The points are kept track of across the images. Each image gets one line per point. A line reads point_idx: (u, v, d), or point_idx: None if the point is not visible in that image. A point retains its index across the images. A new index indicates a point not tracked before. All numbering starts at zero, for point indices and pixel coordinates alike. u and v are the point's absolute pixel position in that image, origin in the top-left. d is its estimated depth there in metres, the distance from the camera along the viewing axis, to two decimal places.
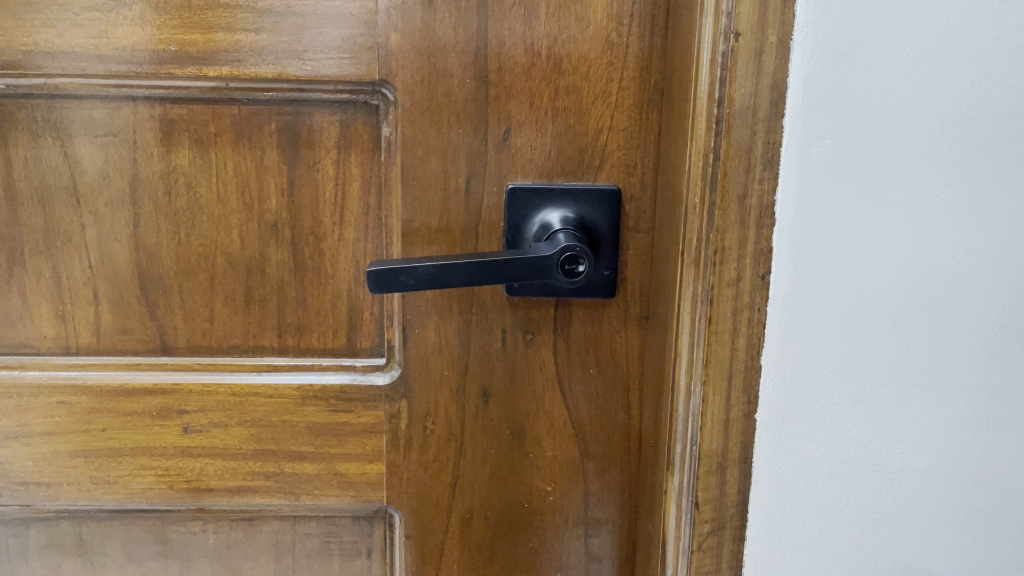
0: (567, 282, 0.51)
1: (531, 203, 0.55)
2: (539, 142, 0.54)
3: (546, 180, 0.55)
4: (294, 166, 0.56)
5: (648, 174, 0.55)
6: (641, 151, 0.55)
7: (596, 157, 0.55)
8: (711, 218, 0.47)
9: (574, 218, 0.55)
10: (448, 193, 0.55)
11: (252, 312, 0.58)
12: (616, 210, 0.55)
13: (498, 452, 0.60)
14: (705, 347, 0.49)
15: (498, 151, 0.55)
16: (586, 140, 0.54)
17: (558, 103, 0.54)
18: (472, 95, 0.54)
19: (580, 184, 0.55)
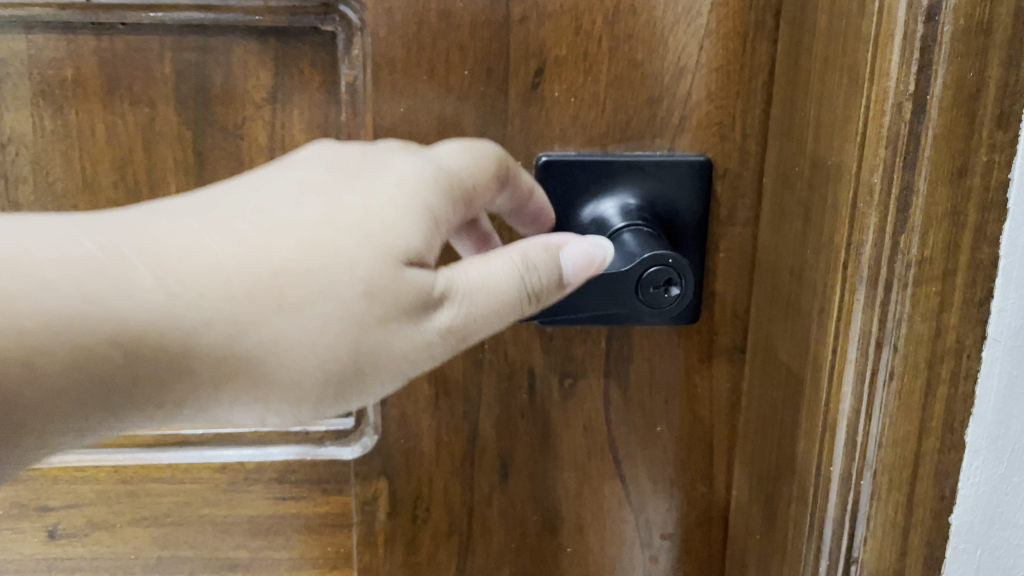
0: (647, 314, 0.32)
1: (576, 185, 0.36)
2: (588, 89, 0.35)
3: (599, 148, 0.36)
4: (429, 190, 0.28)
5: (752, 137, 0.36)
6: (742, 100, 0.36)
7: (673, 112, 0.36)
8: (903, 212, 0.28)
9: (639, 206, 0.36)
10: (528, 265, 0.28)
11: (283, 249, 0.25)
12: (706, 191, 0.36)
13: (523, 547, 0.41)
14: (881, 419, 0.30)
15: (525, 105, 0.35)
16: (659, 87, 0.35)
17: (618, 29, 0.34)
18: (485, 16, 0.34)
19: (649, 154, 0.36)
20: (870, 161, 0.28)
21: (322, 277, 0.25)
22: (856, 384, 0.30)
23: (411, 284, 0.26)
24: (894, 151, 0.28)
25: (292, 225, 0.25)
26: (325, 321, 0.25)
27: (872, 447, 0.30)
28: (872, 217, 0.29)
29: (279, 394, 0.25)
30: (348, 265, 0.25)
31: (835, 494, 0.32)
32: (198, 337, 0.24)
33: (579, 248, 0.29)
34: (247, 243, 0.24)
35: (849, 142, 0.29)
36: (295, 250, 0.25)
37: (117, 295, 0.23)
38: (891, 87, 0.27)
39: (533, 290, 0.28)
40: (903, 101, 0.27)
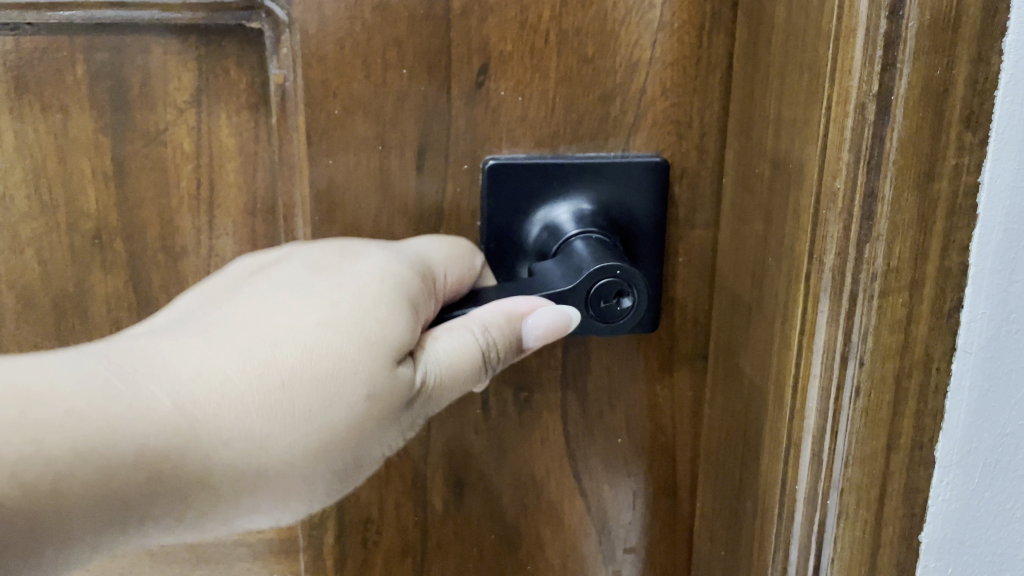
0: (597, 328, 0.31)
1: (526, 190, 0.34)
2: (536, 87, 0.33)
3: (550, 150, 0.34)
4: (411, 276, 0.29)
5: (711, 135, 0.34)
6: (699, 98, 0.34)
7: (626, 109, 0.34)
8: (868, 219, 0.26)
9: (595, 211, 0.34)
10: (490, 339, 0.29)
11: (283, 359, 0.25)
12: (663, 194, 0.34)
13: (481, 565, 0.39)
14: (847, 437, 0.28)
15: (470, 104, 0.33)
16: (612, 84, 0.33)
17: (567, 23, 0.32)
18: (424, 10, 0.32)
19: (605, 156, 0.34)
20: (832, 166, 0.26)
21: (328, 384, 0.25)
22: (821, 401, 0.28)
23: (398, 378, 0.26)
24: (857, 154, 0.25)
25: (295, 333, 0.25)
26: (330, 424, 0.25)
27: (838, 466, 0.28)
28: (834, 225, 0.26)
29: (280, 495, 0.26)
30: (352, 371, 0.25)
31: (799, 515, 0.30)
32: (218, 452, 0.24)
33: (546, 315, 0.29)
34: (252, 353, 0.25)
35: (808, 143, 0.27)
36: (299, 358, 0.25)
37: (132, 416, 0.23)
38: (854, 85, 0.25)
39: (494, 359, 0.29)
40: (866, 102, 0.25)
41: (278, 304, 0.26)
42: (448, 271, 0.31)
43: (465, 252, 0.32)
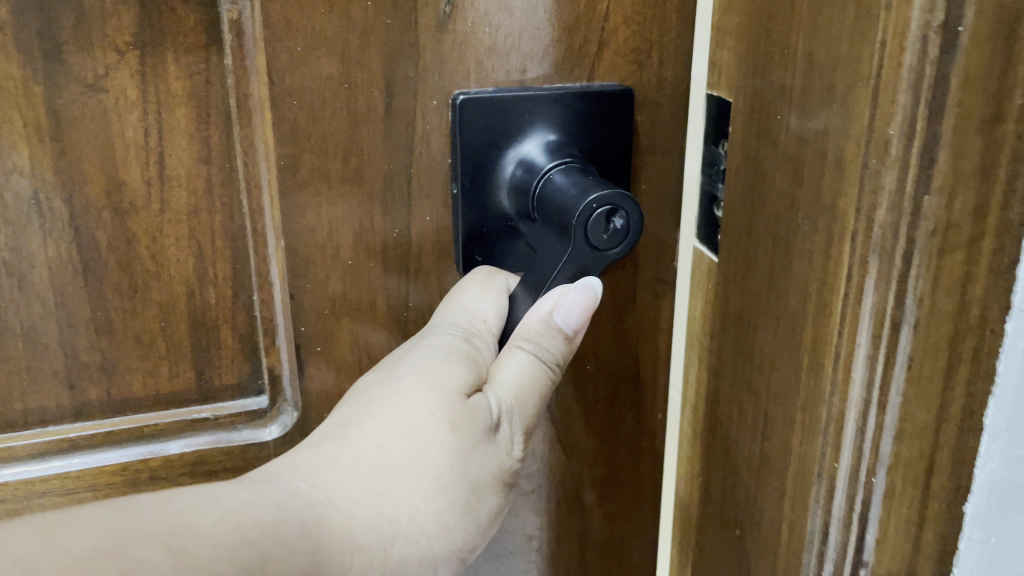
0: (593, 255, 0.30)
1: (496, 125, 0.33)
2: (503, 18, 0.32)
3: (517, 82, 0.33)
4: (452, 336, 0.33)
5: (672, 63, 0.35)
6: (660, 25, 0.34)
7: (591, 40, 0.34)
8: (927, 170, 0.21)
9: (564, 143, 0.34)
10: (536, 346, 0.32)
11: (372, 430, 0.30)
12: (626, 123, 0.35)
13: None
14: (897, 414, 0.24)
15: (437, 37, 0.32)
16: (576, 13, 0.33)
17: None
18: None
19: (571, 87, 0.34)
20: (885, 108, 0.21)
21: (414, 433, 0.30)
22: (868, 376, 0.24)
23: (472, 407, 0.31)
24: (916, 96, 0.21)
25: (374, 409, 0.31)
26: (430, 464, 0.30)
27: (887, 442, 0.24)
28: (889, 177, 0.22)
29: (420, 541, 0.30)
30: (431, 415, 0.30)
31: (836, 505, 0.26)
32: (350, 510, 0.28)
33: (572, 299, 0.31)
34: (347, 435, 0.30)
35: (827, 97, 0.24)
36: (385, 424, 0.30)
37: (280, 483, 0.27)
38: (915, 16, 0.20)
39: (553, 359, 0.33)
40: (930, 32, 0.20)
41: (356, 407, 0.31)
42: (485, 310, 0.33)
43: (487, 282, 0.34)
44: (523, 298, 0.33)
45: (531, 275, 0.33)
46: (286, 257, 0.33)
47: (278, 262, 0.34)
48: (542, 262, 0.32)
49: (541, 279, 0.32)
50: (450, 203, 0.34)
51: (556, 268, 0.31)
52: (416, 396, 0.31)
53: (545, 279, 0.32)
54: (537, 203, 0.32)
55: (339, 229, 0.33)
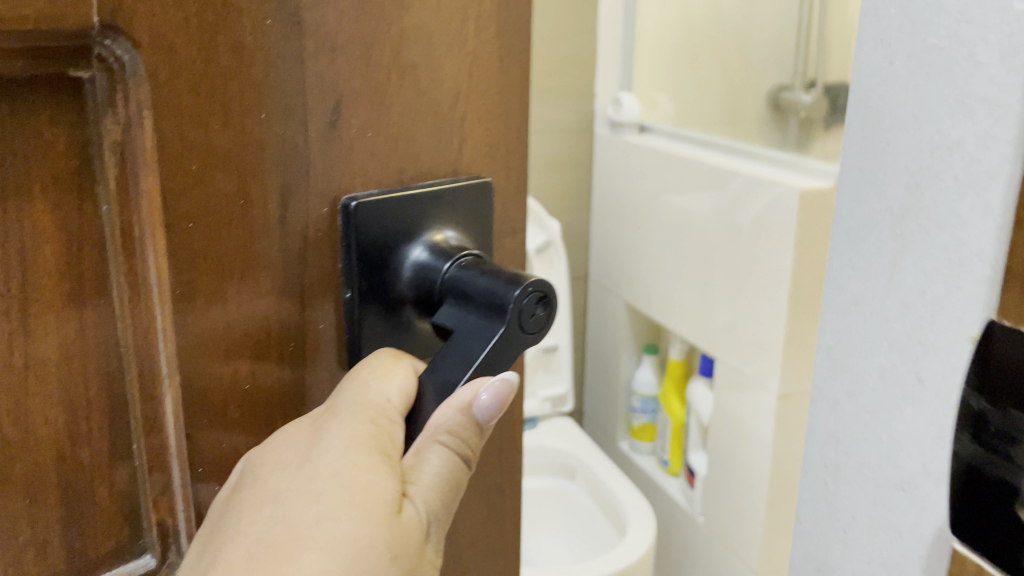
0: (524, 337, 0.32)
1: (387, 225, 0.33)
2: (382, 123, 0.32)
3: (399, 184, 0.33)
4: (362, 428, 0.30)
5: (517, 153, 0.37)
6: (507, 122, 0.36)
7: (457, 138, 0.34)
8: None
9: (443, 234, 0.34)
10: (457, 440, 0.31)
11: (309, 566, 0.26)
12: (484, 212, 0.36)
13: None
14: None
15: (325, 144, 0.31)
16: (441, 115, 0.33)
17: (404, 57, 0.31)
18: (275, 52, 0.28)
19: (444, 181, 0.34)
20: None
21: (358, 567, 0.27)
22: None
23: (406, 524, 0.29)
24: None
25: (308, 540, 0.27)
26: None
27: None
28: None
29: None
30: (371, 544, 0.27)
31: None
32: None
33: (494, 388, 0.31)
34: None
35: None
36: (320, 558, 0.27)
37: None
38: None
39: (469, 451, 0.32)
40: None
41: (282, 534, 0.27)
42: (388, 388, 0.31)
43: (394, 363, 0.32)
44: (432, 390, 0.32)
45: (447, 364, 0.32)
46: (181, 392, 0.29)
47: (171, 400, 0.29)
48: (461, 347, 0.32)
49: (468, 361, 0.31)
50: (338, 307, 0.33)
51: (487, 347, 0.31)
52: (346, 518, 0.27)
53: (475, 360, 0.31)
54: (447, 300, 0.33)
55: (235, 353, 0.31)
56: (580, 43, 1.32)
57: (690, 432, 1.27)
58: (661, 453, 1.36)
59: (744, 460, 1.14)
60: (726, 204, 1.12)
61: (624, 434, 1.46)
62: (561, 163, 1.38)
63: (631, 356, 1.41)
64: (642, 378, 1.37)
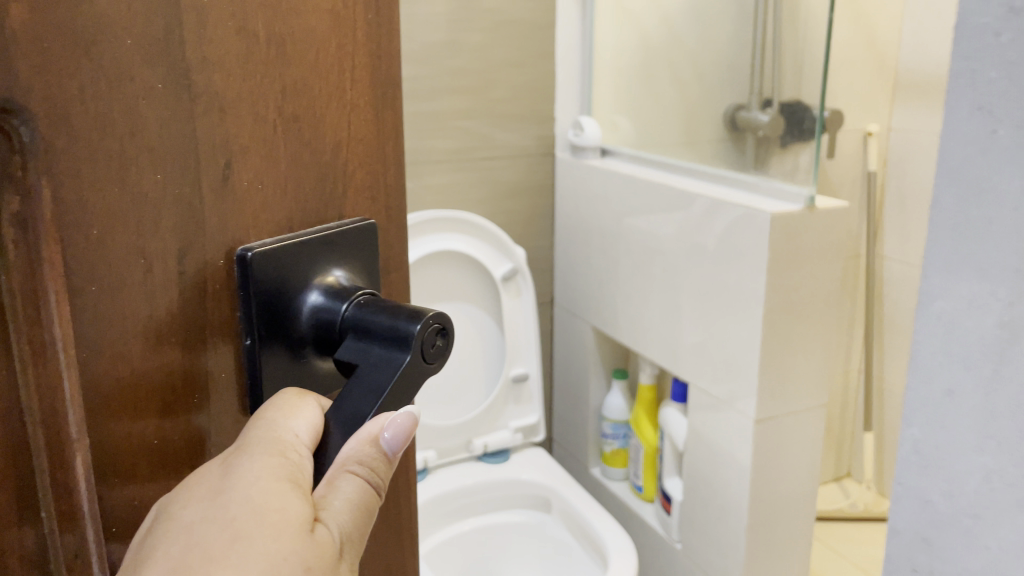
0: (428, 366, 0.32)
1: (281, 273, 0.31)
2: (271, 175, 0.30)
3: (288, 232, 0.32)
4: (272, 459, 0.30)
5: (396, 194, 0.36)
6: (386, 165, 0.35)
7: (341, 183, 0.33)
8: None
9: (335, 276, 0.34)
10: (370, 469, 0.31)
11: None
12: (373, 250, 0.35)
13: None
14: None
15: (218, 199, 0.29)
16: (324, 164, 0.32)
17: (289, 111, 0.30)
18: (167, 114, 0.27)
19: (333, 225, 0.33)
20: None
21: None
22: None
23: (321, 542, 0.29)
24: None
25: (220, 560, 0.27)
26: None
27: None
28: None
29: None
30: (284, 558, 0.28)
31: None
32: None
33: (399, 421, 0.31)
34: None
35: None
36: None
37: None
38: None
39: (381, 479, 0.32)
40: None
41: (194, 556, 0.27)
42: (295, 425, 0.31)
43: (300, 402, 0.31)
44: (338, 426, 0.31)
45: (355, 398, 0.31)
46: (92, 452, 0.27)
47: (84, 461, 0.27)
48: (365, 382, 0.31)
49: (376, 393, 0.31)
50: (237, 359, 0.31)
51: (393, 379, 0.31)
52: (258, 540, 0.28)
53: (383, 392, 0.31)
54: (347, 339, 0.32)
55: (142, 411, 0.28)
56: (538, 70, 1.33)
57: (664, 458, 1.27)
58: (634, 478, 1.36)
59: (725, 486, 1.13)
60: (691, 224, 1.13)
61: (596, 460, 1.46)
62: (515, 191, 1.38)
63: (601, 382, 1.42)
64: (613, 405, 1.37)
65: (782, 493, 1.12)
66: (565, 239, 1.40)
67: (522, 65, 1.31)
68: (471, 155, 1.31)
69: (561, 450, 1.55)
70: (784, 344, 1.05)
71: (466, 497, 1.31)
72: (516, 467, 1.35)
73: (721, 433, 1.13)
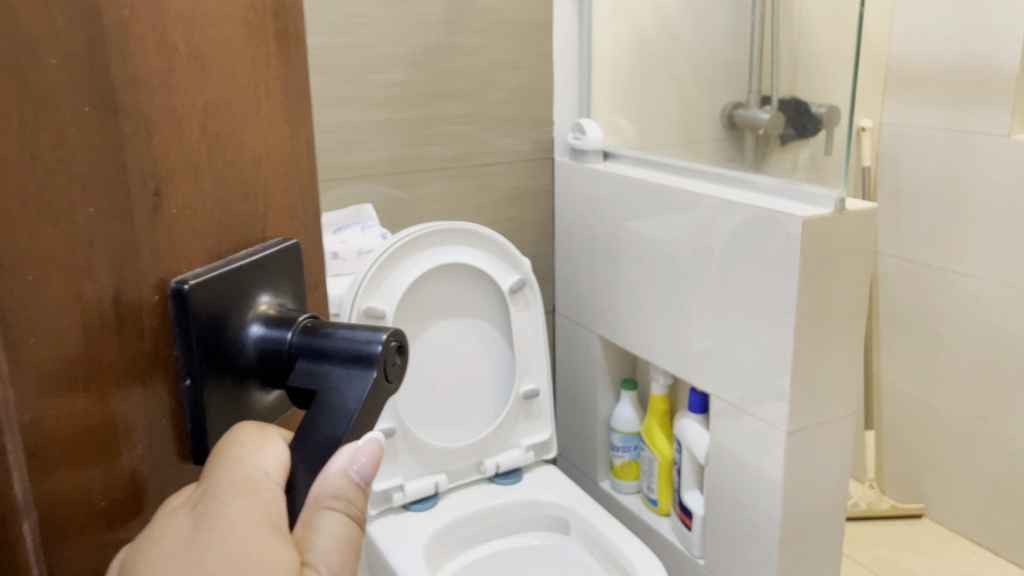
0: (393, 385, 0.29)
1: (220, 303, 0.28)
2: (199, 199, 0.27)
3: (220, 259, 0.28)
4: (247, 502, 0.26)
5: (313, 209, 0.34)
6: (301, 179, 0.33)
7: (264, 200, 0.31)
8: None
9: (270, 304, 0.30)
10: (347, 503, 0.28)
11: None
12: (299, 276, 0.33)
13: None
14: None
15: (152, 229, 0.25)
16: (248, 182, 0.29)
17: (212, 130, 0.27)
18: (94, 142, 0.23)
19: (261, 251, 0.30)
20: None
21: None
22: None
23: None
24: None
25: None
26: None
27: None
28: None
29: None
30: None
31: None
32: None
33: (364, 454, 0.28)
34: None
35: None
36: None
37: None
38: None
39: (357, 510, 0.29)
40: None
41: None
42: (264, 461, 0.28)
43: (262, 434, 0.28)
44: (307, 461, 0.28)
45: (320, 422, 0.28)
46: (42, 526, 0.22)
47: (34, 534, 0.22)
48: (329, 407, 0.28)
49: (344, 414, 0.28)
50: (173, 405, 0.27)
51: (362, 399, 0.28)
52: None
53: (353, 414, 0.28)
54: (299, 364, 0.29)
55: (89, 473, 0.24)
56: (536, 72, 1.32)
57: (682, 471, 1.25)
58: (646, 490, 1.33)
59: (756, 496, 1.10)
60: (696, 226, 1.11)
61: (605, 472, 1.43)
62: (513, 197, 1.36)
63: (608, 393, 1.40)
64: (624, 416, 1.35)
65: (812, 503, 1.09)
66: (567, 246, 1.39)
67: (520, 67, 1.30)
68: (469, 161, 1.30)
69: (565, 461, 1.53)
70: (814, 352, 1.01)
71: (483, 521, 1.29)
72: (532, 488, 1.33)
73: (743, 443, 1.10)
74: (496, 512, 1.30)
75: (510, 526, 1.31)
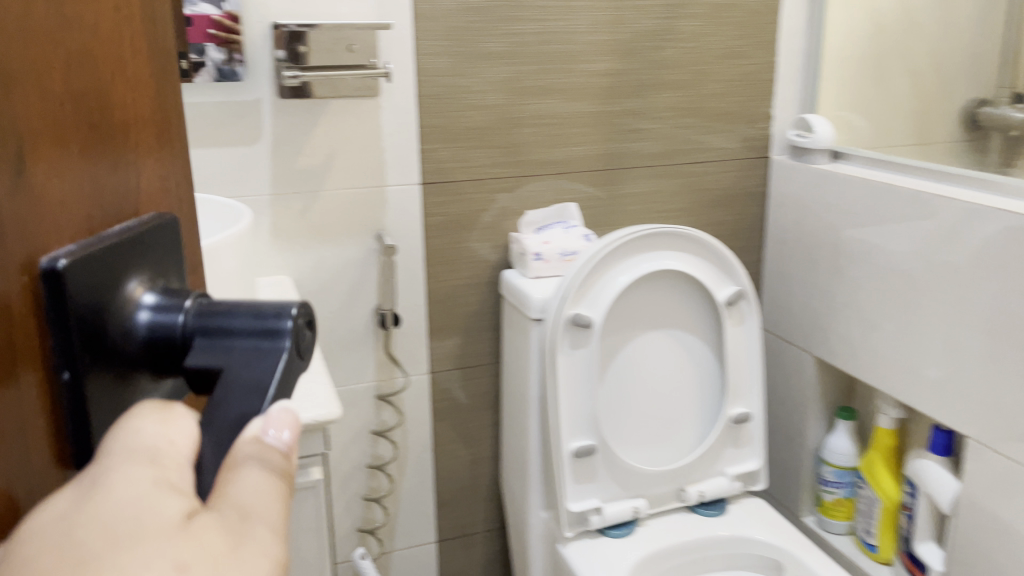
0: (306, 361, 0.24)
1: (97, 288, 0.21)
2: (67, 167, 0.20)
3: (90, 235, 0.21)
4: (144, 464, 0.20)
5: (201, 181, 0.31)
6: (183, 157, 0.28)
7: (138, 169, 0.24)
8: None
9: (152, 282, 0.23)
10: (271, 463, 0.22)
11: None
12: (177, 249, 0.26)
13: None
14: None
15: (15, 195, 0.18)
16: (127, 147, 0.24)
17: (79, 81, 0.21)
18: None
19: (142, 222, 0.24)
20: None
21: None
22: None
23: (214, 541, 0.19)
24: None
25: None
26: None
27: None
28: None
29: None
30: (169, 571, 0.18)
31: None
32: None
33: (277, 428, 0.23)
34: None
35: None
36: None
37: None
38: None
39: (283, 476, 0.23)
40: None
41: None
42: (171, 432, 0.21)
43: (167, 410, 0.22)
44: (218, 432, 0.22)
45: (228, 400, 0.22)
46: None
47: None
48: (237, 387, 0.22)
49: (257, 390, 0.22)
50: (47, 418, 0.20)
51: (276, 374, 0.23)
52: (121, 548, 0.18)
53: (267, 390, 0.22)
54: (197, 347, 0.23)
55: None
56: (759, 62, 1.21)
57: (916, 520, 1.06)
58: (862, 532, 1.17)
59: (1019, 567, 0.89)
60: (939, 235, 0.95)
61: (810, 507, 1.28)
62: (722, 198, 1.26)
63: (819, 420, 1.24)
64: (838, 446, 1.19)
65: None
66: (781, 254, 1.26)
67: (742, 55, 1.19)
68: (677, 158, 1.22)
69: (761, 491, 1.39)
70: None
71: (684, 554, 1.16)
72: (740, 523, 1.19)
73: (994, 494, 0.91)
74: (699, 546, 1.17)
75: (716, 562, 1.18)
